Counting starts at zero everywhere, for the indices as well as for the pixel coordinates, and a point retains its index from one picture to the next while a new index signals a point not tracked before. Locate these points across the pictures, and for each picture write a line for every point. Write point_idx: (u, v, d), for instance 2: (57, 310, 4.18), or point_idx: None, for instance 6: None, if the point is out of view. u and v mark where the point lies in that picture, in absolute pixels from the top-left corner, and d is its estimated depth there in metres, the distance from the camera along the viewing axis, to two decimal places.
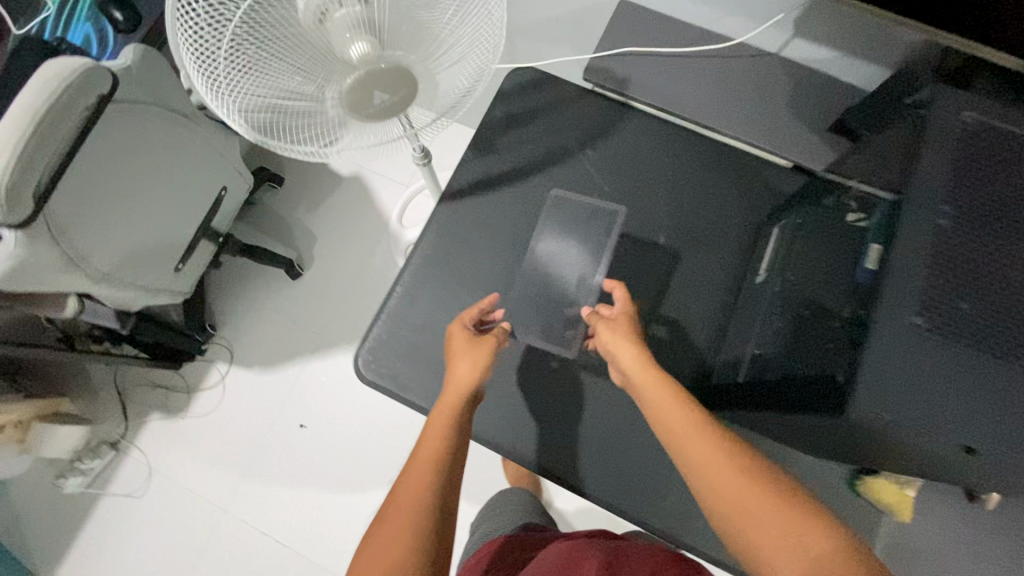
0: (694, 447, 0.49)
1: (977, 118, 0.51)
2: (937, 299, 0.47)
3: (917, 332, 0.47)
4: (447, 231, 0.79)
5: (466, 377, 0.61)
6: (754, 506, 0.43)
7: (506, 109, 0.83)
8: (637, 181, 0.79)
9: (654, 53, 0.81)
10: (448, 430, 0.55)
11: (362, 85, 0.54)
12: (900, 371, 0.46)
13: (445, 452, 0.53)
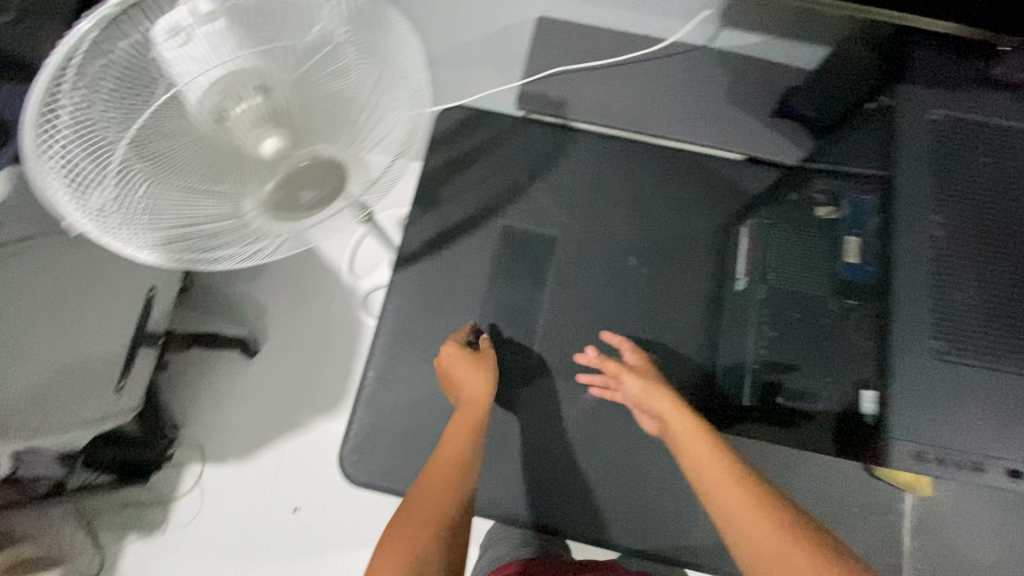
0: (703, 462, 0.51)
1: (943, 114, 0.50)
2: (951, 312, 0.44)
3: (938, 356, 0.43)
4: (410, 302, 0.72)
5: (475, 398, 0.61)
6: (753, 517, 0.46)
7: (447, 157, 0.77)
8: (600, 203, 0.76)
9: (586, 68, 0.77)
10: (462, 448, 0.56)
11: (286, 187, 0.46)
12: (934, 391, 0.43)
13: (458, 470, 0.54)
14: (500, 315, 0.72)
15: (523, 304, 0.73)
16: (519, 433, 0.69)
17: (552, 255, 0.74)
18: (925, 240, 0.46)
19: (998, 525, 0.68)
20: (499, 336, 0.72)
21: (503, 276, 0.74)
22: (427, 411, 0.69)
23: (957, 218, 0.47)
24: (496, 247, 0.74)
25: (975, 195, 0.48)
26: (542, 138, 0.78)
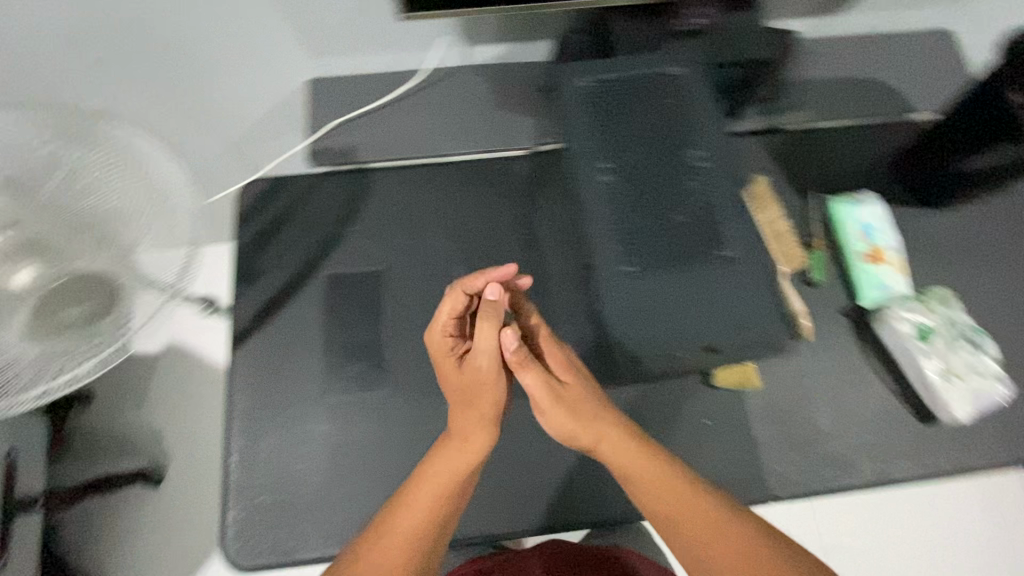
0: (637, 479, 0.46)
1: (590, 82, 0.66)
2: (641, 245, 0.61)
3: (639, 278, 0.60)
4: (256, 379, 0.73)
5: (473, 419, 0.49)
6: (711, 536, 0.42)
7: (255, 231, 0.79)
8: (413, 229, 0.81)
9: (364, 115, 0.82)
10: (453, 486, 0.46)
11: (43, 309, 0.48)
12: (642, 300, 0.59)
13: (439, 514, 0.44)
14: (345, 358, 0.74)
15: (365, 344, 0.75)
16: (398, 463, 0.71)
17: (381, 289, 0.77)
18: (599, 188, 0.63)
19: (833, 394, 0.76)
20: (348, 377, 0.74)
21: (338, 324, 0.76)
22: (299, 476, 0.70)
23: (631, 172, 0.63)
24: (325, 300, 0.76)
25: (643, 151, 0.64)
26: (342, 187, 0.81)
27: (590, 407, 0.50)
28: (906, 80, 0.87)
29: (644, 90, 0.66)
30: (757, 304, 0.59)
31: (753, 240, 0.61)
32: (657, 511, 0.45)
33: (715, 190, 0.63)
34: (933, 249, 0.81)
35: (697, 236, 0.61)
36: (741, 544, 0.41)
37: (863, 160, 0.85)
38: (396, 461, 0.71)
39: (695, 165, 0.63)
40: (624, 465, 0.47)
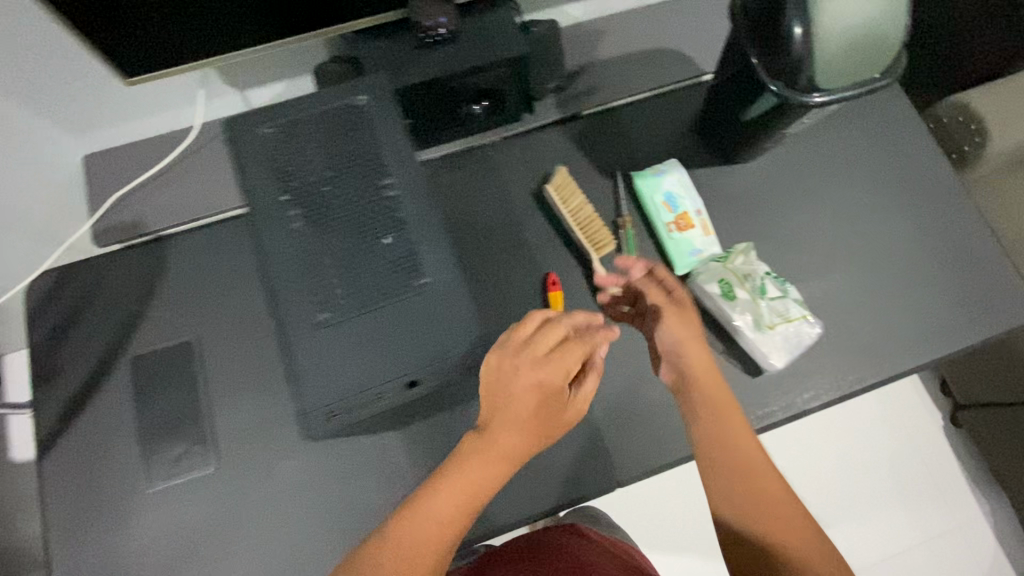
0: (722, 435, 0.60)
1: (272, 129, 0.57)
2: (327, 289, 0.55)
3: (328, 328, 0.54)
4: (70, 483, 0.69)
5: (519, 431, 0.55)
6: (730, 492, 0.57)
7: (48, 328, 0.74)
8: (216, 289, 0.76)
9: (143, 182, 0.78)
10: (482, 495, 0.55)
11: None
12: (340, 355, 0.54)
13: (467, 514, 0.54)
14: (163, 439, 0.71)
15: (184, 421, 0.72)
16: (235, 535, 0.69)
17: (194, 360, 0.74)
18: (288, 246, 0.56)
19: None
20: (169, 459, 0.70)
21: (150, 406, 0.72)
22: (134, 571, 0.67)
23: (316, 211, 0.56)
24: (134, 385, 0.73)
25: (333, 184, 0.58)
26: (136, 261, 0.77)
27: (685, 331, 0.64)
28: (693, 44, 0.89)
29: (325, 118, 0.59)
30: (454, 334, 0.55)
31: (453, 264, 0.56)
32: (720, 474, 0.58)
33: (411, 214, 0.58)
34: (739, 203, 0.83)
35: (389, 269, 0.56)
36: (761, 498, 0.56)
37: (664, 129, 0.86)
38: (236, 532, 0.69)
39: (384, 194, 0.57)
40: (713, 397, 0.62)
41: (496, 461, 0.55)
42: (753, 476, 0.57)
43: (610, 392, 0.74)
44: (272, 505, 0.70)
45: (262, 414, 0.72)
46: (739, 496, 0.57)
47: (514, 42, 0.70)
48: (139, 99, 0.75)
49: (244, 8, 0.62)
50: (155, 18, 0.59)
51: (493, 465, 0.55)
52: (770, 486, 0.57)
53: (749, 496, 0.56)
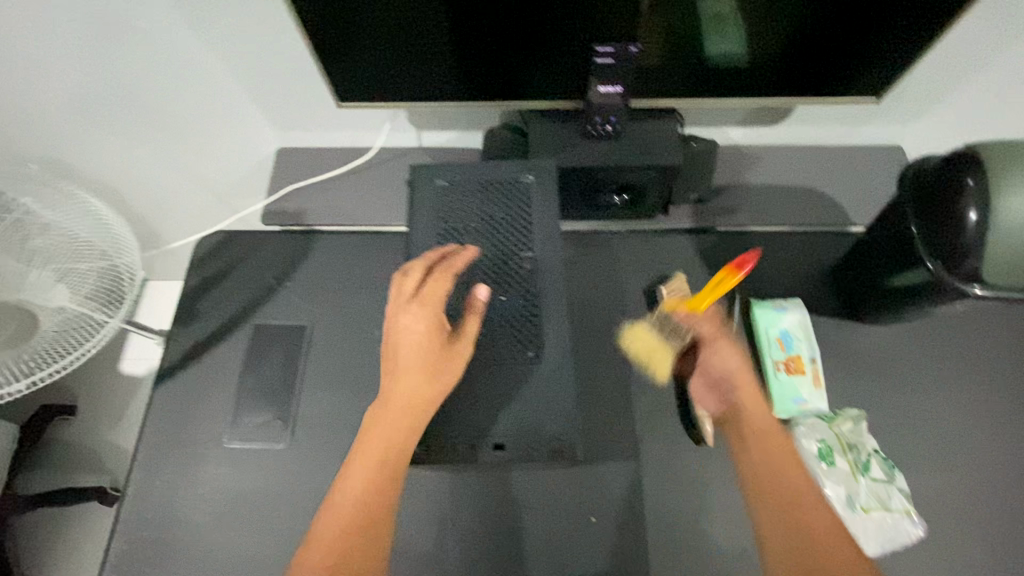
0: (758, 449, 0.62)
1: (445, 181, 0.73)
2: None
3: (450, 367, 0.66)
4: (168, 415, 0.78)
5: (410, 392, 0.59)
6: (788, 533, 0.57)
7: (201, 278, 0.87)
8: (340, 290, 0.84)
9: (314, 184, 0.90)
10: (388, 461, 0.57)
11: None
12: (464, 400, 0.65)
13: (381, 482, 0.56)
14: (250, 407, 0.77)
15: (275, 395, 0.78)
16: (277, 517, 0.72)
17: (302, 343, 0.81)
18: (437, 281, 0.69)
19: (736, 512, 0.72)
20: (250, 425, 0.77)
21: (253, 372, 0.80)
22: (183, 514, 0.73)
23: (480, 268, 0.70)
24: (247, 347, 0.81)
25: (492, 248, 0.71)
26: (286, 245, 0.88)
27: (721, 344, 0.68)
28: (848, 191, 0.88)
29: (496, 195, 0.73)
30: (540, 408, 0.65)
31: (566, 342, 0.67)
32: (758, 479, 0.61)
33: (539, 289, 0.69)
34: (859, 364, 0.78)
35: (496, 331, 0.67)
36: (798, 510, 0.57)
37: (793, 266, 0.84)
38: (278, 511, 0.73)
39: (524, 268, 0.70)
40: (753, 410, 0.65)
41: (379, 431, 0.58)
42: (785, 478, 0.60)
43: (668, 514, 0.72)
44: (318, 500, 0.73)
45: (339, 414, 0.77)
46: (778, 518, 0.58)
47: (672, 153, 0.75)
48: (338, 117, 0.87)
49: (441, 64, 0.70)
50: (370, 54, 0.68)
51: (388, 438, 0.58)
52: (814, 505, 0.58)
53: (791, 524, 0.57)
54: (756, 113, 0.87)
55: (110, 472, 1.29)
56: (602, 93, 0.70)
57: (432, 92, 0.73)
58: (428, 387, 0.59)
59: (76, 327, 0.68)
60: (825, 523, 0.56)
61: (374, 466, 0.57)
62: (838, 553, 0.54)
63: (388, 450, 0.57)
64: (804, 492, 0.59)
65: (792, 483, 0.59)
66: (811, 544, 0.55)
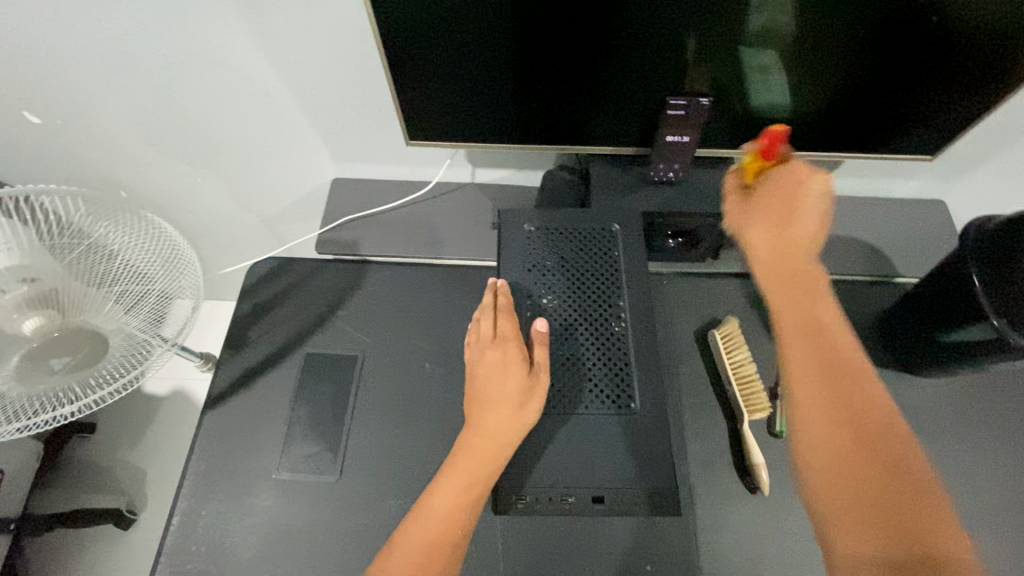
0: (815, 358, 0.52)
1: (533, 222, 0.74)
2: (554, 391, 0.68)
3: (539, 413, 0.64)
4: (218, 442, 0.77)
5: (492, 421, 0.61)
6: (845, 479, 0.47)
7: (253, 303, 0.87)
8: (393, 320, 0.85)
9: (370, 215, 0.91)
10: (470, 485, 0.59)
11: (41, 353, 0.62)
12: (557, 448, 0.63)
13: (463, 508, 0.58)
14: (302, 436, 0.77)
15: (327, 424, 0.77)
16: (327, 551, 0.71)
17: (355, 373, 0.81)
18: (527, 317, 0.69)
19: (796, 561, 0.70)
20: (301, 454, 0.76)
21: (305, 400, 0.79)
22: (232, 545, 0.71)
23: (561, 306, 0.70)
24: (299, 375, 0.81)
25: (580, 293, 0.70)
26: (340, 275, 0.89)
27: (766, 201, 0.60)
28: (892, 243, 0.90)
29: (580, 240, 0.74)
30: (637, 464, 0.63)
31: (655, 393, 0.66)
32: (819, 418, 0.49)
33: (628, 337, 0.69)
34: (911, 413, 0.78)
35: (585, 377, 0.66)
36: (876, 451, 0.47)
37: (841, 314, 0.85)
38: (327, 547, 0.71)
39: (615, 323, 0.69)
40: (801, 312, 0.55)
41: (465, 461, 0.60)
42: (861, 420, 0.48)
43: (728, 562, 0.70)
44: (368, 537, 0.71)
45: (391, 446, 0.76)
46: (838, 454, 0.48)
47: None
48: (399, 151, 0.89)
49: (509, 111, 0.72)
50: (443, 99, 0.70)
51: (472, 469, 0.59)
52: (904, 460, 0.47)
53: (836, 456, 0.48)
54: (807, 164, 0.90)
55: (128, 494, 1.23)
56: (667, 142, 0.72)
57: (497, 137, 0.76)
58: (512, 424, 0.60)
59: (124, 349, 0.65)
60: (917, 473, 0.46)
61: (456, 492, 0.58)
62: (924, 504, 0.45)
63: (472, 479, 0.59)
64: (836, 397, 0.50)
65: (867, 422, 0.48)
66: (880, 501, 0.45)
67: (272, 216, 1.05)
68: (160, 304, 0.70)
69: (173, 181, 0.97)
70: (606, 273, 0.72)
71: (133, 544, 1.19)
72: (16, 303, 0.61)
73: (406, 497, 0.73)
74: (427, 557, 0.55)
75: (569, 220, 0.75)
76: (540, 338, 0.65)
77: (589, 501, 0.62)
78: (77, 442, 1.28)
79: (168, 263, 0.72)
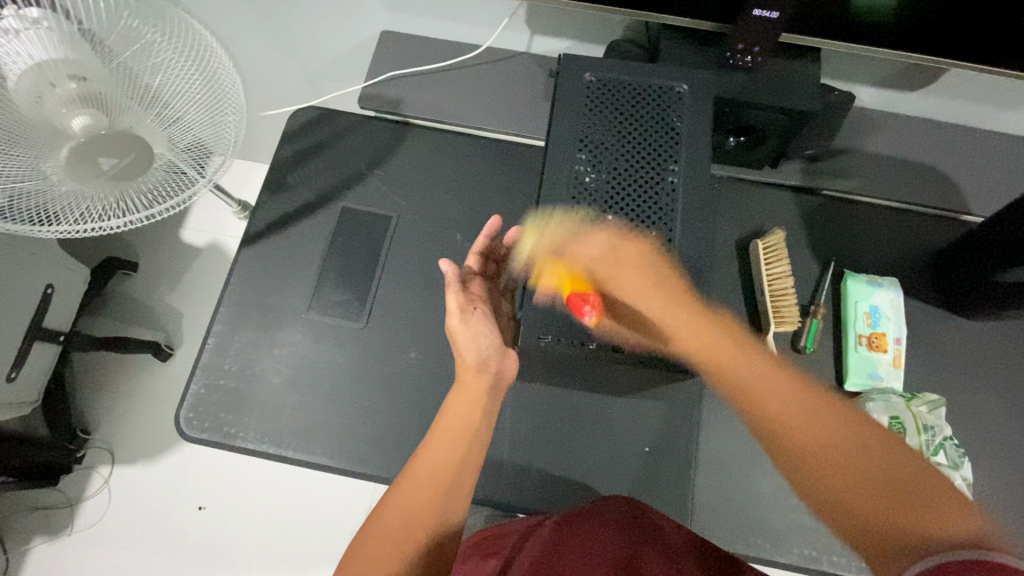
0: (773, 400, 0.52)
1: (595, 73, 0.67)
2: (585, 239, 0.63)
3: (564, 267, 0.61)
4: (252, 279, 0.80)
5: (469, 368, 0.60)
6: (860, 492, 0.44)
7: (293, 151, 0.86)
8: (429, 187, 0.84)
9: (417, 74, 0.86)
10: (457, 433, 0.57)
11: (87, 151, 0.63)
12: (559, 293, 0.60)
13: (454, 459, 0.55)
14: (329, 285, 0.79)
15: (356, 278, 0.79)
16: (344, 390, 0.75)
17: (386, 233, 0.81)
18: (570, 172, 0.63)
19: None
20: (329, 302, 0.78)
21: (337, 252, 0.81)
22: (259, 371, 0.76)
23: (606, 161, 0.64)
24: (332, 227, 0.82)
25: (628, 162, 0.64)
26: (382, 134, 0.87)
27: (644, 281, 0.60)
28: (972, 179, 0.82)
29: (641, 94, 0.67)
30: (666, 322, 0.59)
31: (698, 262, 0.61)
32: (791, 409, 0.51)
33: (675, 208, 0.62)
34: (942, 350, 0.76)
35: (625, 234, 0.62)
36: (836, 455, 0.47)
37: (895, 246, 0.81)
38: (348, 386, 0.75)
39: (668, 181, 0.63)
40: (766, 384, 0.53)
41: (451, 411, 0.58)
42: (800, 439, 0.49)
43: (726, 457, 0.72)
44: (386, 384, 0.75)
45: (415, 305, 0.78)
46: (853, 471, 0.46)
47: (808, 98, 0.70)
48: (453, 5, 0.81)
49: None
50: None
51: (454, 419, 0.58)
52: (835, 438, 0.48)
53: (809, 452, 0.48)
54: (902, 75, 0.80)
55: (165, 329, 1.31)
56: (754, 19, 0.63)
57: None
58: (472, 368, 0.60)
59: (167, 173, 0.67)
60: (847, 450, 0.47)
61: (444, 437, 0.56)
62: (913, 480, 0.44)
63: (462, 419, 0.58)
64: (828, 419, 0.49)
65: (771, 416, 0.51)
66: (892, 495, 0.43)
67: (314, 69, 1.00)
68: (205, 128, 0.69)
69: (216, 20, 0.91)
70: (665, 130, 0.65)
71: (168, 375, 1.29)
72: (68, 95, 0.61)
73: (425, 352, 0.76)
74: (422, 506, 0.52)
75: (633, 73, 0.67)
76: (447, 279, 0.62)
77: (609, 347, 0.60)
78: (120, 277, 1.34)
79: (207, 80, 0.68)
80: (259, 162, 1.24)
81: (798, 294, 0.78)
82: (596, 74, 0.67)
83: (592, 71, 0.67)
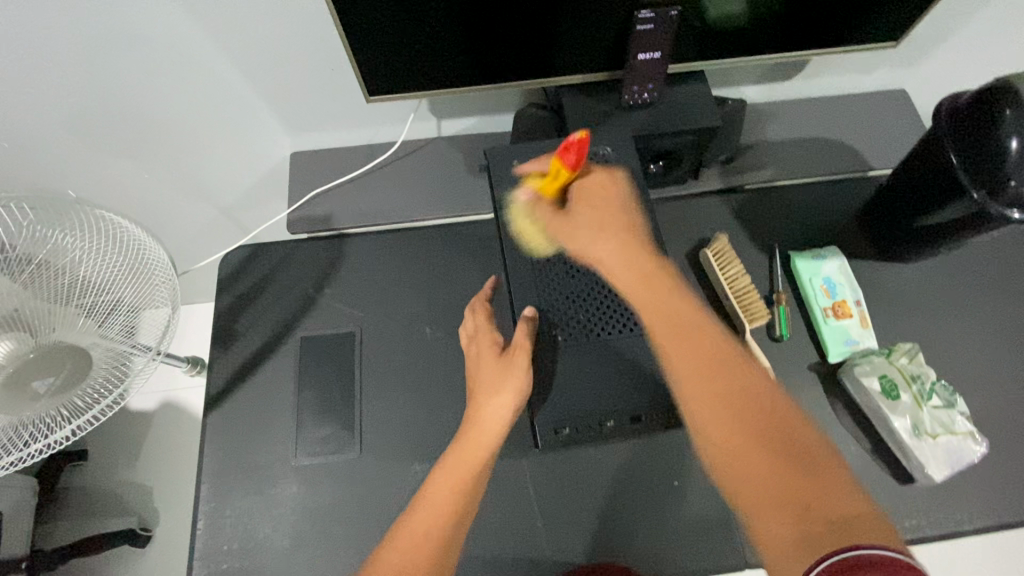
0: (717, 388, 0.48)
1: (521, 157, 0.69)
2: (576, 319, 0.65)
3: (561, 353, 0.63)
4: (227, 443, 0.74)
5: (489, 419, 0.61)
6: (766, 476, 0.43)
7: (233, 296, 0.83)
8: (384, 290, 0.83)
9: (338, 186, 0.86)
10: (468, 481, 0.57)
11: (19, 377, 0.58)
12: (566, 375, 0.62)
13: (455, 506, 0.55)
14: (312, 421, 0.75)
15: (337, 406, 0.76)
16: (359, 526, 0.70)
17: (354, 349, 0.79)
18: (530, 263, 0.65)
19: None
20: (316, 439, 0.74)
21: (309, 384, 0.77)
22: (264, 540, 0.70)
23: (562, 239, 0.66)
24: (297, 362, 0.79)
25: None
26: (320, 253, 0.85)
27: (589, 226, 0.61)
28: (863, 138, 0.90)
29: None
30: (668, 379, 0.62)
31: None
32: (700, 388, 0.48)
33: None
34: (898, 299, 0.81)
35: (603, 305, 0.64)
36: (790, 457, 0.44)
37: (825, 218, 0.87)
38: (363, 521, 0.71)
39: None
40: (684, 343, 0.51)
41: (461, 461, 0.59)
42: (739, 390, 0.48)
43: None
44: (401, 505, 0.71)
45: (407, 413, 0.75)
46: (767, 477, 0.43)
47: (709, 115, 0.75)
48: (358, 114, 0.82)
49: (464, 55, 0.67)
50: (408, 47, 0.65)
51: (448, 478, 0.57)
52: (805, 453, 0.44)
53: (766, 449, 0.44)
54: (775, 70, 0.88)
55: (135, 512, 1.20)
56: (639, 60, 0.68)
57: (461, 85, 0.72)
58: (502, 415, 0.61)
59: (108, 363, 0.61)
60: (818, 461, 0.44)
61: (452, 484, 0.56)
62: (848, 496, 0.42)
63: (467, 468, 0.58)
64: (773, 432, 0.45)
65: (768, 420, 0.46)
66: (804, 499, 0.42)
67: (230, 206, 0.97)
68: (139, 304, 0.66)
69: (115, 188, 0.88)
70: None
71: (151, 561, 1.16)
72: None
73: (431, 460, 0.73)
74: (421, 548, 0.51)
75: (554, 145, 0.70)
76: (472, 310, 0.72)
77: (627, 420, 0.62)
78: (70, 473, 1.22)
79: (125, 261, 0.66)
80: (195, 305, 1.19)
81: (758, 287, 0.82)
82: (522, 158, 0.69)
83: (517, 153, 0.69)
